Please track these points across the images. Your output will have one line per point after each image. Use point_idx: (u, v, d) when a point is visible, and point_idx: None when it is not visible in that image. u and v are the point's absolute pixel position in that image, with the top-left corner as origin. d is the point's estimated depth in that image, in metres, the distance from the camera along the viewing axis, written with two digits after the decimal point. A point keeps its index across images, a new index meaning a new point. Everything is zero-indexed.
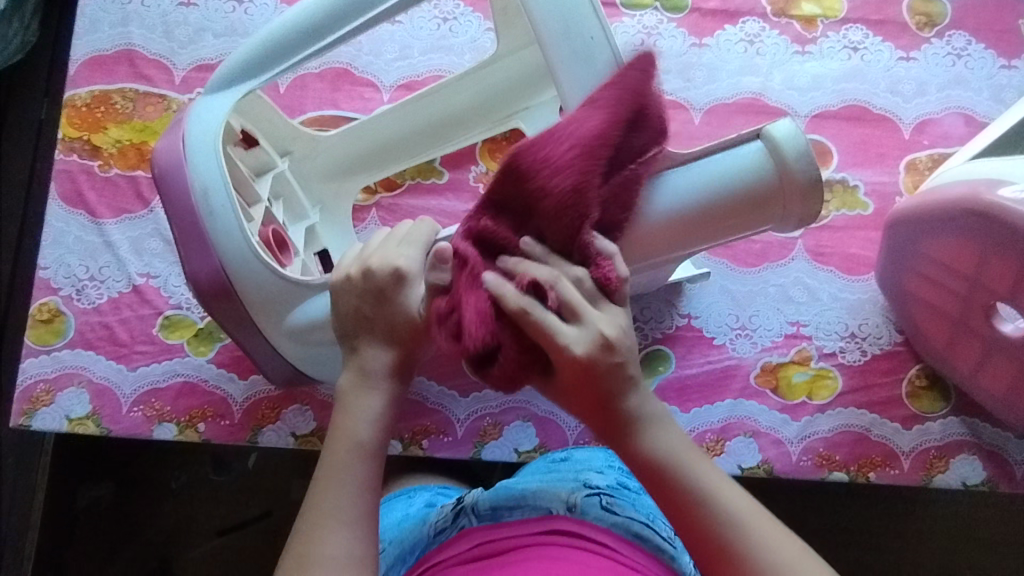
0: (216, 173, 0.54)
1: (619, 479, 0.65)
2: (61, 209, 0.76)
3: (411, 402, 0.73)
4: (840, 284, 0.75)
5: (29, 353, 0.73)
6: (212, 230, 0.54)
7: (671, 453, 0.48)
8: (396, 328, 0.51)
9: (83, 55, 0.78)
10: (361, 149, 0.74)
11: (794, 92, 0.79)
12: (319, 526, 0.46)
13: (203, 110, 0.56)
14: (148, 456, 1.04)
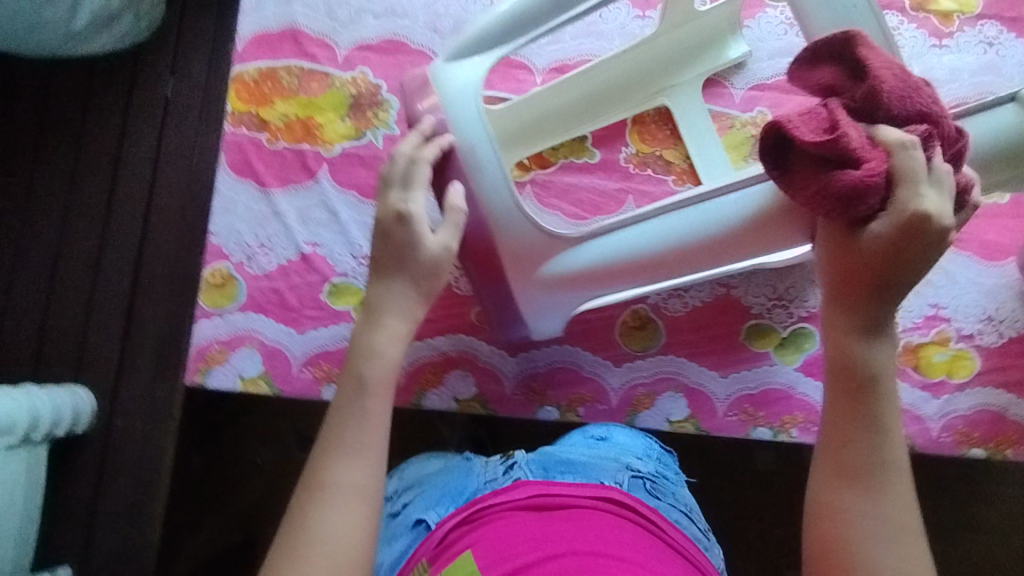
0: (482, 134, 0.60)
1: (656, 469, 0.71)
2: (231, 178, 0.79)
3: (566, 370, 0.76)
4: (977, 269, 0.78)
5: (203, 315, 0.76)
6: (480, 184, 0.60)
7: (883, 376, 0.55)
8: (403, 261, 0.59)
9: (248, 32, 0.81)
10: (526, 119, 0.78)
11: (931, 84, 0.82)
12: (330, 454, 0.54)
13: (454, 73, 0.61)
14: (238, 425, 1.04)
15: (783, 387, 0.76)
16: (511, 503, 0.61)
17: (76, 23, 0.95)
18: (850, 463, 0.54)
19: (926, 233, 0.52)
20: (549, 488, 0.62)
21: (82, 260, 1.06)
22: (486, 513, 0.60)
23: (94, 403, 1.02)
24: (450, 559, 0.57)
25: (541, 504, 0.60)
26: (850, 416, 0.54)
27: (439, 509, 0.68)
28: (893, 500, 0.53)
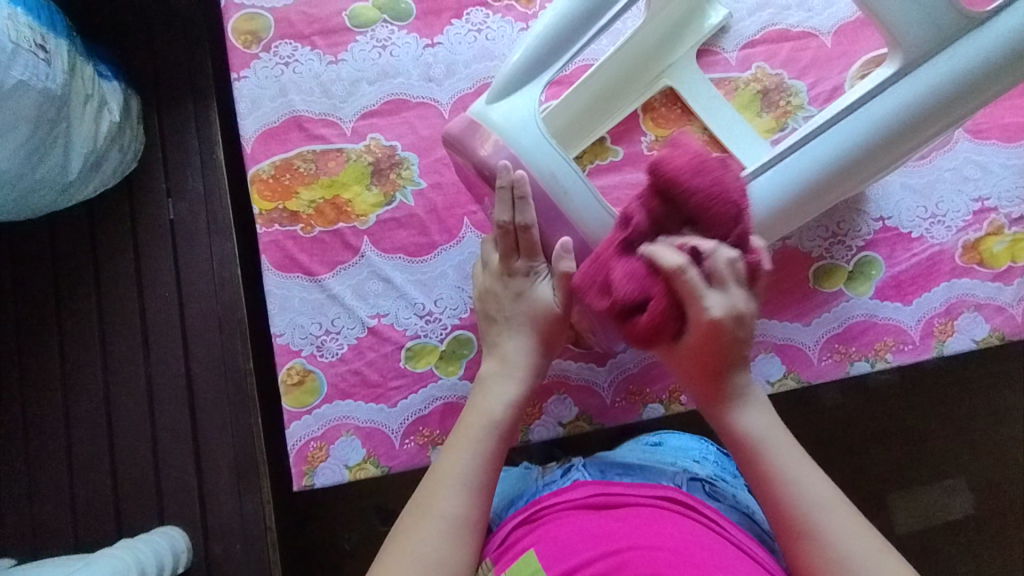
0: (553, 156, 0.62)
1: (716, 470, 0.71)
2: (279, 276, 0.79)
3: (659, 363, 0.77)
4: (1006, 154, 0.81)
5: (291, 417, 0.76)
6: (570, 206, 0.63)
7: (766, 438, 0.58)
8: (534, 315, 0.67)
9: (254, 132, 0.82)
10: (565, 123, 0.78)
11: None
12: (438, 484, 0.57)
13: (506, 108, 0.63)
14: (323, 517, 1.11)
15: (866, 318, 0.77)
16: (569, 504, 0.58)
17: (71, 172, 0.96)
18: (792, 521, 0.54)
19: (740, 333, 0.57)
20: (608, 489, 0.59)
21: (134, 402, 1.03)
22: (546, 512, 0.58)
23: (186, 538, 1.00)
24: (510, 561, 0.55)
25: (602, 504, 0.57)
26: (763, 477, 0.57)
27: None
28: (851, 555, 0.51)
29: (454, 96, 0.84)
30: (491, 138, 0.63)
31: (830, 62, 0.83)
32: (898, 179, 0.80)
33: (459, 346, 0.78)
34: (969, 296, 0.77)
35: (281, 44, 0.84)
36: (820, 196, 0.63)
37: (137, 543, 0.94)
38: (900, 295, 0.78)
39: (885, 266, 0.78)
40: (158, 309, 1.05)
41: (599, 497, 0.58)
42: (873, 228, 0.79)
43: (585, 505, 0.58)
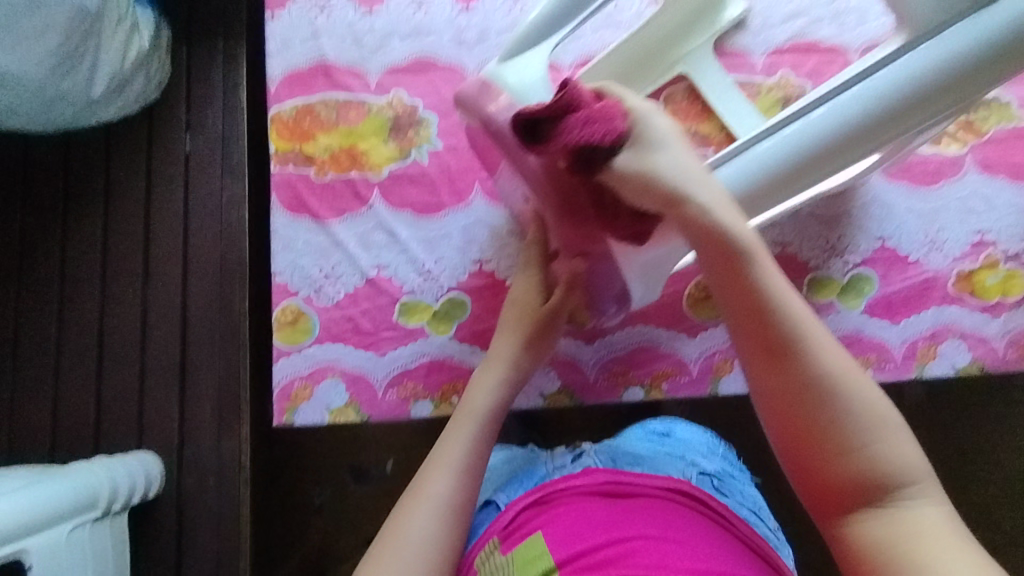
0: None
1: (721, 465, 0.74)
2: (286, 216, 0.80)
3: (645, 350, 0.78)
4: (1011, 192, 0.82)
5: (280, 354, 0.77)
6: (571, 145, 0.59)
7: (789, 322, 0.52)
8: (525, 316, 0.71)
9: (280, 73, 0.83)
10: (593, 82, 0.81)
11: None
12: (432, 469, 0.61)
13: (517, 68, 0.66)
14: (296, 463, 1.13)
15: (853, 332, 0.79)
16: (583, 489, 0.60)
17: (95, 92, 0.97)
18: (780, 351, 0.51)
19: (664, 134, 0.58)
20: (619, 476, 0.62)
21: (126, 327, 1.05)
22: (557, 496, 0.60)
23: (162, 466, 1.01)
24: (520, 540, 0.57)
25: (612, 491, 0.60)
26: (759, 320, 0.52)
27: (508, 492, 0.69)
28: (835, 375, 0.51)
29: (481, 63, 0.84)
30: (502, 96, 0.64)
31: None
32: (903, 203, 0.81)
33: (453, 307, 0.79)
34: (955, 324, 0.79)
35: None
36: (799, 175, 0.60)
37: (116, 462, 0.94)
38: (889, 314, 0.79)
39: (878, 283, 0.80)
40: (162, 239, 1.06)
41: (613, 485, 0.60)
42: (872, 246, 0.80)
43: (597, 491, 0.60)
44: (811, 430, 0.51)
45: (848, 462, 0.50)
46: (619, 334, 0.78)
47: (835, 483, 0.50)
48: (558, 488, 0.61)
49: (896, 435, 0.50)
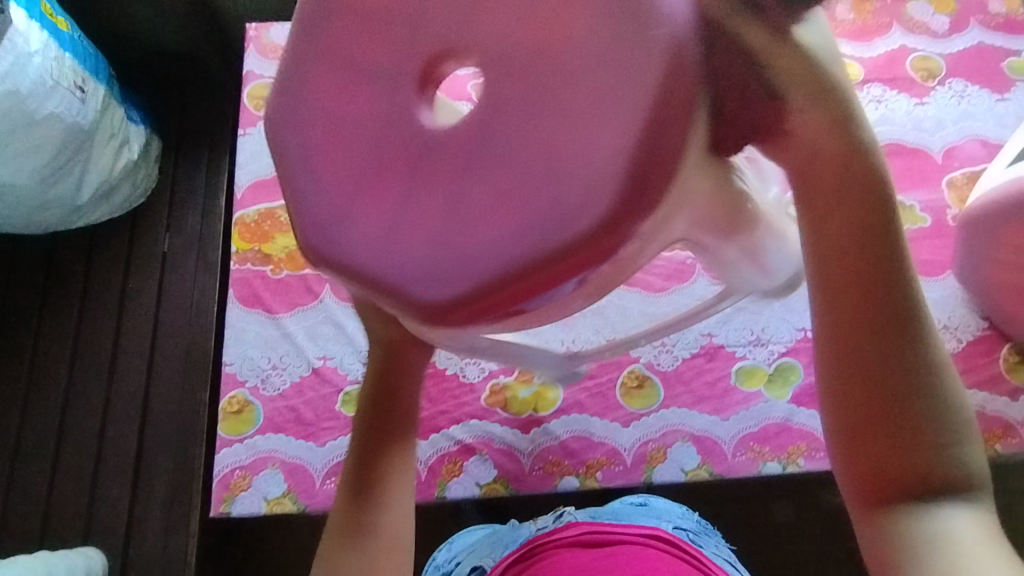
0: None
1: (696, 522, 0.79)
2: (241, 310, 0.85)
3: (581, 438, 0.80)
4: (921, 286, 0.88)
5: (224, 443, 0.79)
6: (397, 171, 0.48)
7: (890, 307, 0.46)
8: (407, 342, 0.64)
9: (247, 182, 0.92)
10: None
11: (897, 129, 0.96)
12: (382, 506, 0.59)
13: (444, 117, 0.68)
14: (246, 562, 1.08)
15: (782, 420, 0.81)
16: (564, 541, 0.63)
17: (81, 198, 1.07)
18: (881, 323, 0.46)
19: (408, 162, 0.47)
20: (602, 527, 0.65)
21: (87, 418, 1.07)
22: (542, 550, 0.63)
23: (105, 563, 0.99)
24: None
25: (595, 542, 0.63)
26: (868, 277, 0.47)
27: (494, 556, 0.76)
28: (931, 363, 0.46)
29: None
30: None
31: None
32: None
33: None
34: None
35: None
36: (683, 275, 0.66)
37: (56, 562, 0.92)
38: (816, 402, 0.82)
39: (804, 372, 0.83)
40: (132, 332, 1.11)
41: (596, 535, 0.63)
42: (795, 337, 0.85)
43: (580, 542, 0.63)
44: (870, 414, 0.46)
45: (894, 442, 0.45)
46: (554, 424, 0.81)
47: (880, 470, 0.46)
48: (543, 543, 0.64)
49: (972, 440, 0.46)
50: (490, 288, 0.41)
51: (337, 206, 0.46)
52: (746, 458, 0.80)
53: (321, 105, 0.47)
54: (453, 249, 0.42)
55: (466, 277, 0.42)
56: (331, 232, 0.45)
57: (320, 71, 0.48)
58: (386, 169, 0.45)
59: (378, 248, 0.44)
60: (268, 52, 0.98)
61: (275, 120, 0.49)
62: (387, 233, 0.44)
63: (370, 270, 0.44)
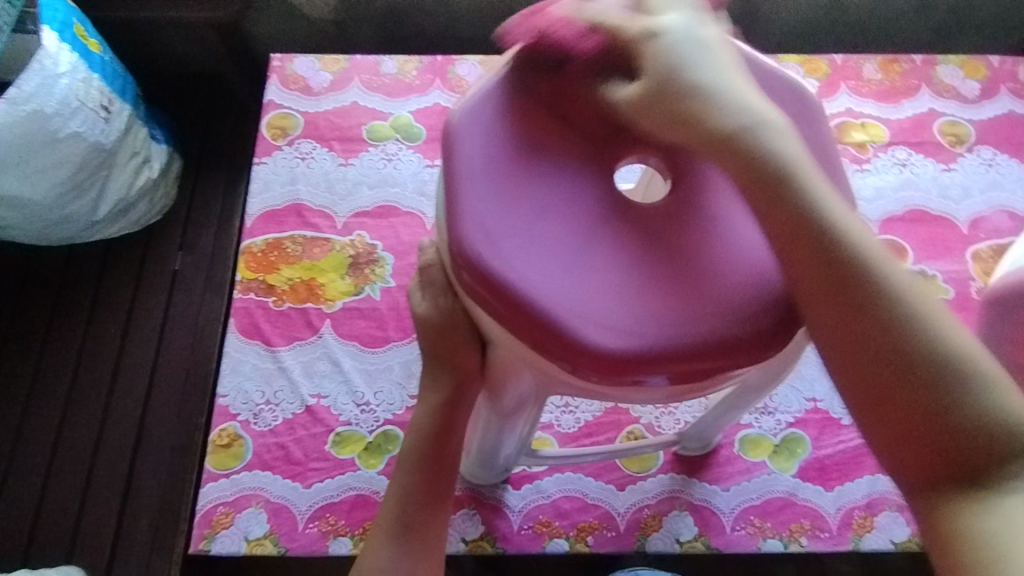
0: None
1: None
2: (239, 340, 0.85)
3: (574, 499, 0.77)
4: None
5: (209, 477, 0.78)
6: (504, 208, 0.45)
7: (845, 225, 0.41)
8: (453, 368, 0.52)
9: (257, 211, 0.92)
10: None
11: (949, 200, 0.93)
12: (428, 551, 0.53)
13: None
14: None
15: (786, 495, 0.77)
16: None
17: (98, 213, 1.09)
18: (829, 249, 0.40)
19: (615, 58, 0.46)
20: None
21: (85, 433, 1.07)
22: None
23: None
24: None
25: None
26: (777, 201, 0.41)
27: None
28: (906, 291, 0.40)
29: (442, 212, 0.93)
30: None
31: None
32: None
33: (386, 441, 0.81)
34: (891, 495, 0.78)
35: (303, 142, 0.96)
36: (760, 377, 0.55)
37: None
38: (822, 479, 0.78)
39: (811, 446, 0.80)
40: (137, 348, 1.11)
41: None
42: (804, 408, 0.81)
43: None
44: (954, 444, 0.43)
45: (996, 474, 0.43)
46: (544, 481, 0.78)
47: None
48: None
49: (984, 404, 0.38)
50: (668, 356, 0.42)
51: (508, 237, 0.44)
52: (745, 533, 0.76)
53: (521, 139, 0.46)
54: (629, 315, 0.43)
55: (646, 337, 0.42)
56: (506, 254, 0.43)
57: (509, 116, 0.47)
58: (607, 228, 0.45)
59: (550, 286, 0.43)
60: (290, 83, 0.99)
61: (451, 126, 0.47)
62: (554, 285, 0.43)
63: (536, 307, 0.43)
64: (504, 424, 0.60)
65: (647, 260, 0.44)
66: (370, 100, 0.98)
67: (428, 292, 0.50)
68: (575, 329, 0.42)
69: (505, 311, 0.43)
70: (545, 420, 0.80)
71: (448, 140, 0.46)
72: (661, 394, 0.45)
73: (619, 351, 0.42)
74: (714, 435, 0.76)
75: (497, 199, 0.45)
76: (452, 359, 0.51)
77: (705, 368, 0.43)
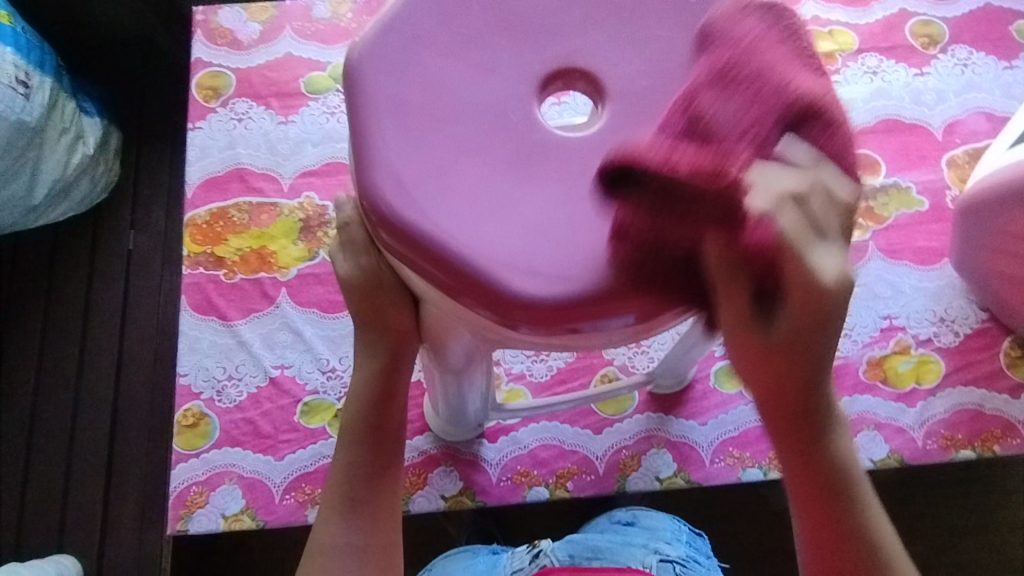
0: None
1: (689, 551, 0.69)
2: (193, 317, 0.81)
3: (550, 447, 0.76)
4: (917, 275, 0.82)
5: (179, 458, 0.76)
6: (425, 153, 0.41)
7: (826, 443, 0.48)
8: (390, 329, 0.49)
9: (197, 179, 0.86)
10: None
11: (922, 107, 0.88)
12: (382, 518, 0.52)
13: None
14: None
15: (763, 424, 0.77)
16: None
17: (36, 197, 1.03)
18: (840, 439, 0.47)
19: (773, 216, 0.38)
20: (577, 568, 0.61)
21: (58, 423, 1.05)
22: None
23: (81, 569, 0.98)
24: None
25: None
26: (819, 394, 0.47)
27: None
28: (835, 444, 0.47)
29: None
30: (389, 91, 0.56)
31: None
32: None
33: None
34: (869, 413, 0.77)
35: (238, 102, 0.89)
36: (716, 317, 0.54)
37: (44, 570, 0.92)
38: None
39: None
40: (99, 335, 1.08)
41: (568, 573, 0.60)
42: None
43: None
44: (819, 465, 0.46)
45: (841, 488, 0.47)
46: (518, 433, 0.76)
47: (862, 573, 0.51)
48: None
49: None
50: (610, 299, 0.39)
51: (425, 183, 0.40)
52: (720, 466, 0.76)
53: (434, 71, 0.42)
54: (563, 256, 0.40)
55: (581, 283, 0.39)
56: (422, 204, 0.40)
57: (418, 48, 0.42)
58: (538, 163, 0.41)
59: (475, 236, 0.40)
60: (216, 38, 0.92)
61: (352, 66, 0.42)
62: (479, 233, 0.40)
63: (461, 258, 0.39)
64: (462, 379, 0.58)
65: (583, 195, 0.41)
66: (305, 49, 0.91)
67: (348, 253, 0.47)
68: (506, 279, 0.39)
69: (428, 267, 0.40)
70: (515, 371, 0.79)
71: (351, 82, 0.42)
72: (613, 336, 0.42)
73: (552, 301, 0.39)
74: (686, 370, 0.75)
75: (411, 145, 0.41)
76: (389, 319, 0.48)
77: (655, 304, 0.40)
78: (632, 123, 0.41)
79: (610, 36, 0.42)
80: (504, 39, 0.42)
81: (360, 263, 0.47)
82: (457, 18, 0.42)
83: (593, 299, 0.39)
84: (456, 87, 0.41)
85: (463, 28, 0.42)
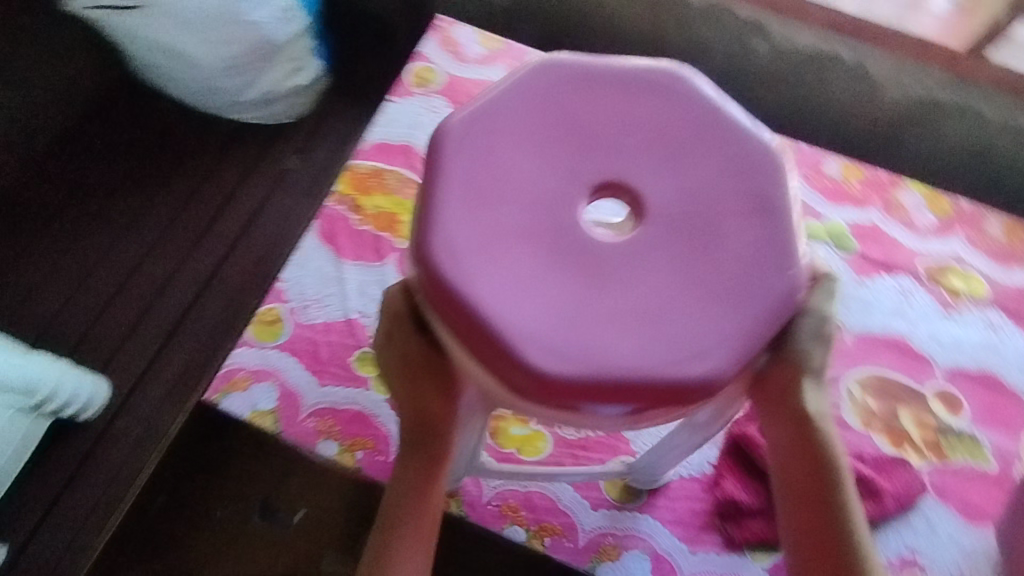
0: None
1: None
2: (315, 240, 0.92)
3: (546, 497, 0.79)
4: (958, 527, 0.80)
5: (245, 343, 0.85)
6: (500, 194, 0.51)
7: None
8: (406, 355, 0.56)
9: (374, 139, 1.00)
10: None
11: None
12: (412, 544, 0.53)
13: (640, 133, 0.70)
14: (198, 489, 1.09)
15: None
16: None
17: (243, 95, 1.22)
18: None
19: None
20: None
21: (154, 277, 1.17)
22: None
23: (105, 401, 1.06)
24: None
25: None
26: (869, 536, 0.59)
27: None
28: None
29: None
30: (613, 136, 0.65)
31: (850, 360, 0.89)
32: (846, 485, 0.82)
33: None
34: None
35: (437, 97, 1.04)
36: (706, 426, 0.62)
37: (67, 379, 0.97)
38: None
39: None
40: (223, 222, 1.22)
41: None
42: None
43: None
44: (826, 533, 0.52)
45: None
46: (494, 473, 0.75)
47: None
48: None
49: None
50: (618, 385, 0.48)
51: (473, 254, 0.50)
52: None
53: (511, 160, 0.52)
54: (580, 339, 0.48)
55: (585, 366, 0.48)
56: (468, 264, 0.50)
57: (524, 123, 0.53)
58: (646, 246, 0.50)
59: (506, 301, 0.49)
60: (446, 44, 1.08)
61: (447, 127, 0.53)
62: (506, 286, 0.49)
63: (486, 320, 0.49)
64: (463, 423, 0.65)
65: (682, 268, 0.50)
66: None
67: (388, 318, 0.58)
68: (520, 347, 0.48)
69: (453, 316, 0.49)
70: None
71: (436, 142, 0.53)
72: (605, 421, 0.50)
73: (562, 376, 0.47)
74: (664, 473, 0.77)
75: (471, 221, 0.51)
76: (406, 353, 0.56)
77: (658, 400, 0.48)
78: (662, 238, 0.50)
79: (708, 168, 0.52)
80: (639, 142, 0.52)
81: (388, 315, 0.58)
82: (549, 111, 0.54)
83: (591, 383, 0.47)
84: (527, 174, 0.52)
85: (619, 121, 0.53)
